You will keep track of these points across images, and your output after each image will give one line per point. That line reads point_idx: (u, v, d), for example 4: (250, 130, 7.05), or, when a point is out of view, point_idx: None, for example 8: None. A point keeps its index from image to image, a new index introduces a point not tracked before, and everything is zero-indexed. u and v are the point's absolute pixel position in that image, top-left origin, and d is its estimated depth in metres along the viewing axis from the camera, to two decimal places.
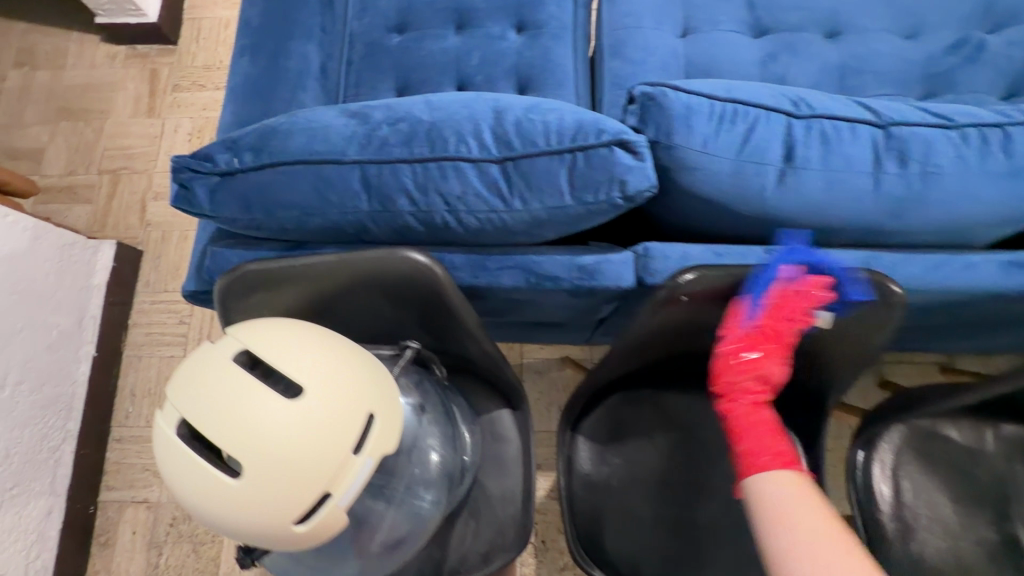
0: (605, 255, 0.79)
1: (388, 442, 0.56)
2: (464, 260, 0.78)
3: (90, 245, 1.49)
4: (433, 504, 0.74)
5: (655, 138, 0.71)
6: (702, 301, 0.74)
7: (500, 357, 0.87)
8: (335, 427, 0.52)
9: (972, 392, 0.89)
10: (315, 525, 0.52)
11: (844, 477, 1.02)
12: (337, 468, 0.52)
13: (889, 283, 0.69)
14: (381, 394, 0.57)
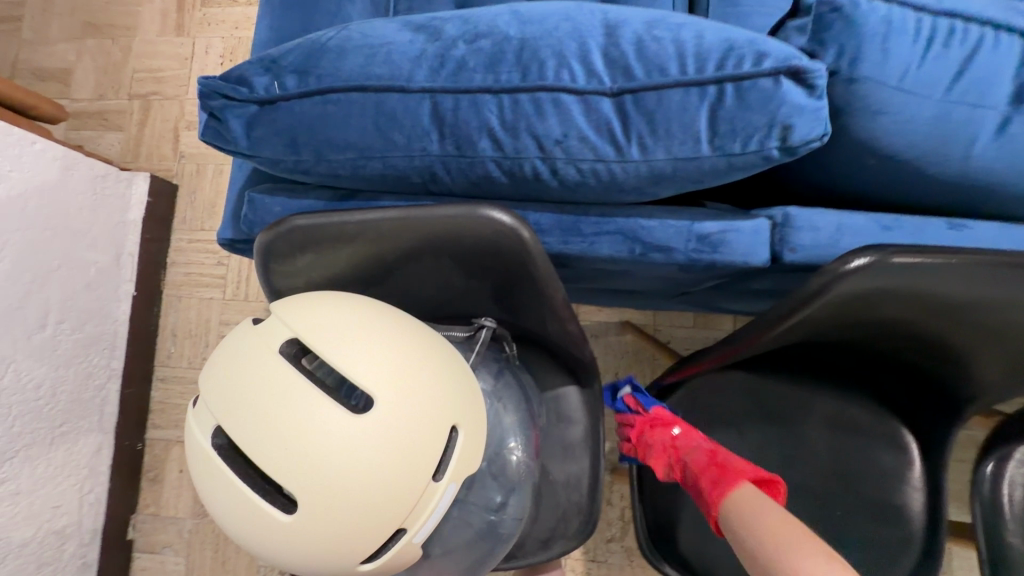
0: (732, 221, 0.62)
1: (475, 458, 0.44)
2: (553, 221, 0.63)
3: (123, 177, 1.39)
4: (517, 518, 0.59)
5: (834, 66, 0.52)
6: (870, 293, 0.57)
7: (580, 335, 0.75)
8: (412, 449, 0.40)
9: None
10: (383, 564, 0.41)
11: (968, 493, 0.89)
12: (411, 500, 0.40)
13: None
14: (469, 396, 0.45)
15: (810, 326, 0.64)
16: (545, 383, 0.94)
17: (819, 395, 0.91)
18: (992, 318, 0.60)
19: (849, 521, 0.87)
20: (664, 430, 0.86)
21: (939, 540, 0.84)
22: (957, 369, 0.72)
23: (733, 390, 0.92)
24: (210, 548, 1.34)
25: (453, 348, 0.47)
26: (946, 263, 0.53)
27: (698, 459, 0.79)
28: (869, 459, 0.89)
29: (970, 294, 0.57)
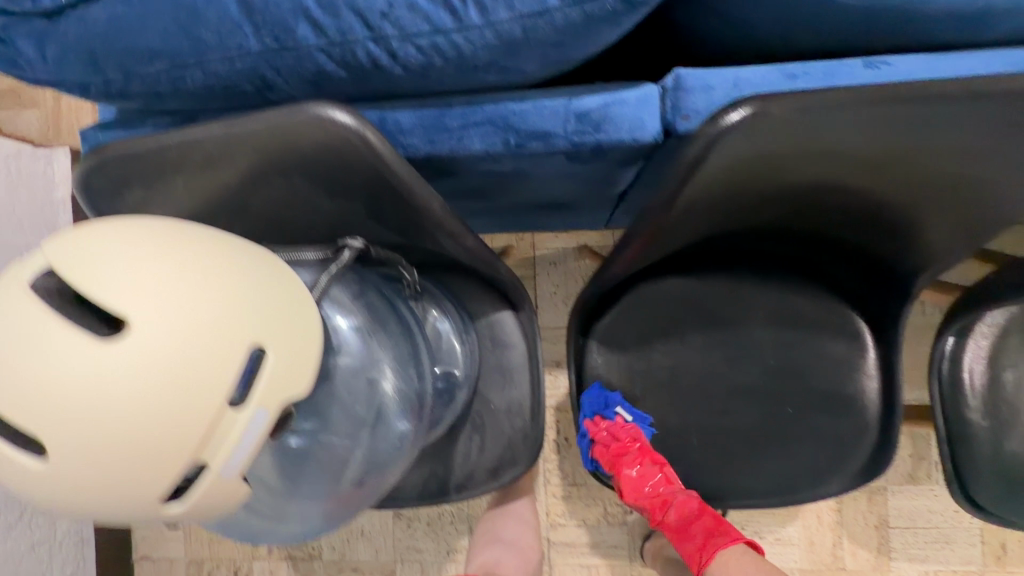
0: (615, 93, 0.53)
1: (294, 378, 0.39)
2: (414, 120, 0.55)
3: (39, 153, 1.19)
4: (398, 443, 0.57)
5: None
6: (766, 154, 0.48)
7: (487, 252, 0.69)
8: (191, 373, 0.34)
9: None
10: (195, 504, 0.36)
11: (926, 370, 0.83)
12: (203, 430, 0.35)
13: None
14: (281, 311, 0.39)
15: (715, 207, 0.57)
16: (477, 312, 0.89)
17: (764, 290, 0.86)
18: (911, 169, 0.52)
19: (799, 416, 0.85)
20: (647, 460, 0.86)
21: (893, 426, 0.81)
22: (893, 241, 0.65)
23: (671, 296, 0.88)
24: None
25: (266, 259, 0.41)
26: (840, 103, 0.44)
27: (687, 512, 0.83)
28: (814, 350, 0.85)
29: (884, 145, 0.48)
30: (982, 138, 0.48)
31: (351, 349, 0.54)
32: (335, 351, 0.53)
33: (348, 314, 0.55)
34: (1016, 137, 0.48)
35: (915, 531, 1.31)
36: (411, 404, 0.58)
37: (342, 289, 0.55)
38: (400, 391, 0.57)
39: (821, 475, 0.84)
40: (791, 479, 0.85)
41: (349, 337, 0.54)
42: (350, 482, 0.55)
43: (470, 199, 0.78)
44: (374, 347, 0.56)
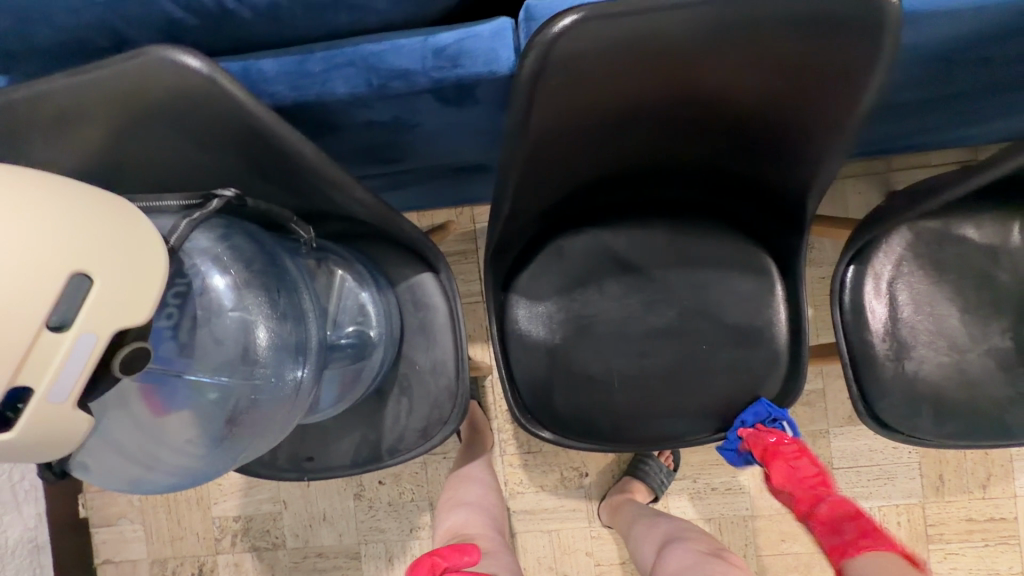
0: (469, 28, 0.55)
1: (124, 308, 0.41)
2: (277, 68, 0.55)
3: None
4: (278, 384, 0.58)
5: None
6: (606, 68, 0.50)
7: (386, 208, 0.69)
8: (3, 297, 0.36)
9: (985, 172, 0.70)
10: (27, 431, 0.38)
11: (830, 297, 0.85)
12: (22, 353, 0.37)
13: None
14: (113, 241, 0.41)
15: (580, 133, 0.59)
16: (397, 276, 0.90)
17: (674, 234, 0.88)
18: (754, 84, 0.54)
19: (715, 353, 0.87)
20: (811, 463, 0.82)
21: (799, 356, 0.83)
22: (771, 167, 0.66)
23: (585, 248, 0.89)
24: (163, 510, 1.35)
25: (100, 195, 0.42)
26: (660, 9, 0.46)
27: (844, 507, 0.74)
28: (724, 288, 0.88)
29: (716, 55, 0.50)
30: (810, 45, 0.50)
31: (228, 306, 0.56)
32: (207, 307, 0.55)
33: (217, 264, 0.56)
34: (842, 41, 0.49)
35: (858, 470, 1.36)
36: (291, 349, 0.59)
37: (207, 241, 0.56)
38: (277, 337, 0.58)
39: (741, 408, 0.87)
40: (713, 414, 0.87)
41: (215, 286, 0.56)
42: (231, 421, 0.58)
43: (373, 159, 0.78)
44: (245, 295, 0.57)
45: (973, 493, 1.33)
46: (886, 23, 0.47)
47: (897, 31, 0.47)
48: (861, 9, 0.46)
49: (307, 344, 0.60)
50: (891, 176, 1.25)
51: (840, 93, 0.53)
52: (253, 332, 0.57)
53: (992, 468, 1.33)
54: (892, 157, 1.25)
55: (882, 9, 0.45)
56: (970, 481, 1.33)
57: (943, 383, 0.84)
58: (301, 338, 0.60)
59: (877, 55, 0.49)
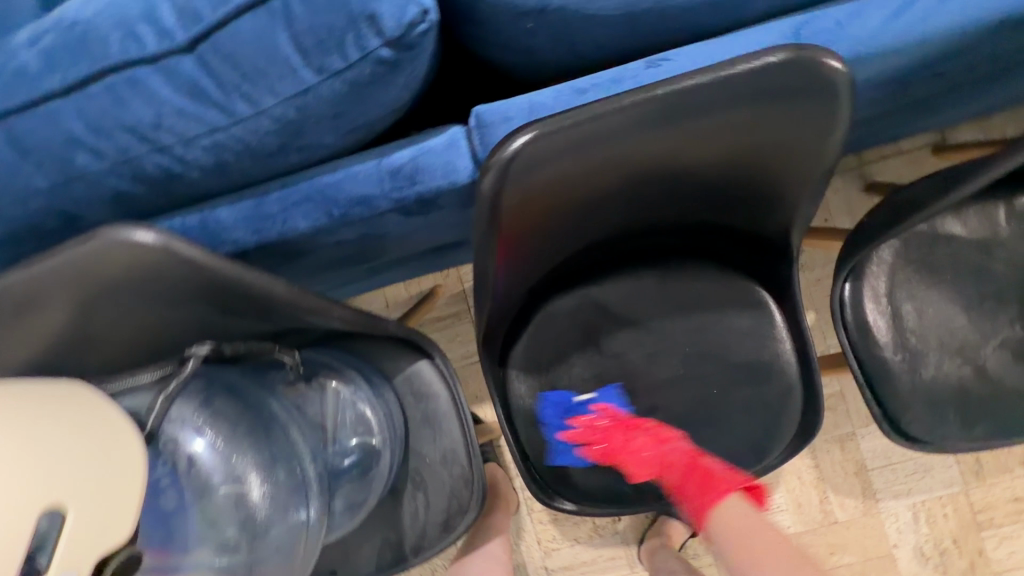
0: (422, 143, 0.54)
1: (108, 517, 0.40)
2: (236, 216, 0.54)
3: None
4: (283, 536, 0.56)
5: None
6: (568, 170, 0.49)
7: (366, 317, 0.67)
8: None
9: (972, 180, 0.71)
10: None
11: (831, 318, 0.84)
12: None
13: (825, 59, 0.45)
14: (66, 454, 0.40)
15: (552, 226, 0.58)
16: (392, 371, 0.88)
17: (665, 279, 0.87)
18: (716, 156, 0.54)
19: (726, 392, 0.85)
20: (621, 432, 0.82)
21: (814, 383, 0.81)
22: (747, 215, 0.66)
23: (578, 309, 0.87)
24: None
25: (21, 415, 0.40)
26: (608, 112, 0.45)
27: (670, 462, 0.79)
28: (724, 326, 0.86)
29: (675, 138, 0.50)
30: (765, 117, 0.49)
31: (214, 473, 0.54)
32: (191, 480, 0.52)
33: (195, 431, 0.54)
34: (797, 105, 0.48)
35: (893, 468, 1.32)
36: (289, 495, 0.57)
37: (182, 410, 0.54)
38: (273, 488, 0.56)
39: (763, 445, 0.85)
40: (736, 456, 0.85)
41: (198, 455, 0.53)
42: None
43: (350, 264, 0.77)
44: (231, 455, 0.55)
45: (1013, 471, 1.30)
46: (837, 88, 0.47)
47: (849, 92, 0.47)
48: (808, 80, 0.46)
49: (304, 483, 0.59)
50: (867, 170, 1.24)
51: (806, 148, 0.53)
52: (247, 491, 0.54)
53: None
54: (864, 151, 1.25)
55: (831, 77, 0.45)
56: (1007, 460, 1.31)
57: (961, 385, 0.82)
58: (298, 480, 0.59)
59: (835, 115, 0.49)
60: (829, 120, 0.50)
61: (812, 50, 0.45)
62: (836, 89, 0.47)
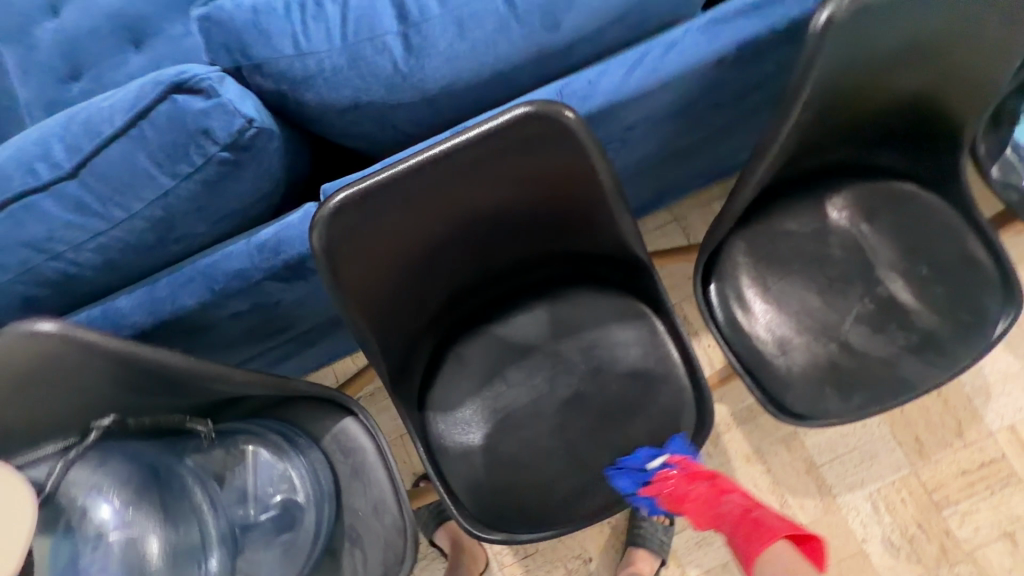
0: (283, 220, 0.65)
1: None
2: (130, 303, 0.64)
3: None
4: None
5: (240, 64, 0.60)
6: (388, 219, 0.64)
7: (268, 379, 0.75)
8: None
9: (750, 188, 0.81)
10: None
11: (702, 318, 0.93)
12: None
13: (558, 111, 0.61)
14: None
15: (404, 271, 0.71)
16: (320, 432, 0.93)
17: (554, 308, 0.97)
18: (515, 193, 0.68)
19: (627, 399, 0.92)
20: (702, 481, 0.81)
21: (699, 379, 0.89)
22: (579, 236, 0.79)
23: (480, 348, 0.96)
24: None
25: None
26: (402, 170, 0.61)
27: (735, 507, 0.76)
28: (612, 341, 0.95)
29: (469, 184, 0.65)
30: (534, 158, 0.64)
31: (113, 530, 0.60)
32: (91, 537, 0.59)
33: (94, 488, 0.60)
34: (553, 146, 0.63)
35: (841, 461, 1.36)
36: (190, 548, 0.63)
37: (79, 472, 0.60)
38: (172, 542, 0.62)
39: (672, 444, 0.90)
40: (646, 457, 0.91)
41: (97, 512, 0.60)
42: None
43: (262, 338, 0.86)
44: (130, 512, 0.61)
45: (955, 445, 1.34)
46: (575, 131, 0.62)
47: (587, 134, 0.63)
48: (552, 128, 0.62)
49: (203, 540, 0.65)
50: None
51: (581, 177, 0.67)
52: (146, 545, 0.61)
53: (958, 415, 1.35)
54: None
55: (563, 121, 0.60)
56: (945, 434, 1.35)
57: (830, 360, 0.90)
58: (198, 536, 0.65)
59: (584, 148, 0.63)
60: (583, 154, 0.64)
61: (549, 107, 0.61)
62: (573, 132, 0.62)
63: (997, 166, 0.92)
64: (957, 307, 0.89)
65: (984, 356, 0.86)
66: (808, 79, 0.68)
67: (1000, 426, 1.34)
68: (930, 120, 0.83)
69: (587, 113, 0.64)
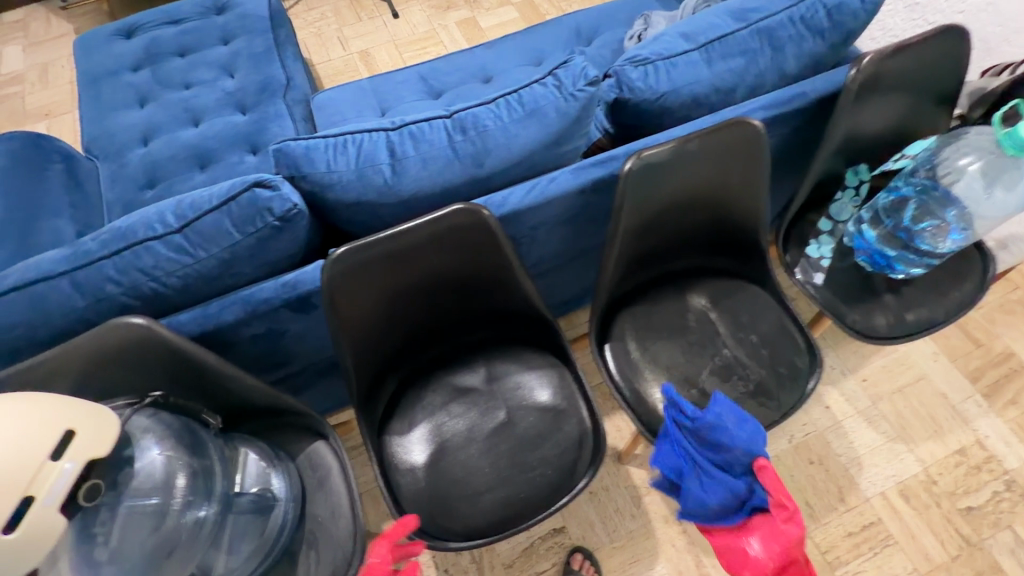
0: (301, 270, 1.00)
1: (97, 438, 0.73)
2: (189, 316, 0.95)
3: None
4: (191, 521, 0.89)
5: (290, 174, 0.99)
6: (370, 269, 0.98)
7: (268, 388, 1.02)
8: (31, 440, 0.66)
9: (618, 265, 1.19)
10: (28, 528, 0.65)
11: (598, 368, 1.24)
12: (34, 471, 0.65)
13: (480, 208, 1.00)
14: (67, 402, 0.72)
15: (376, 308, 1.04)
16: (296, 450, 1.13)
17: (490, 357, 1.27)
18: (454, 258, 1.05)
19: (542, 428, 1.20)
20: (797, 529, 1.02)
21: (593, 412, 1.19)
22: (499, 293, 1.15)
23: (429, 386, 1.24)
24: None
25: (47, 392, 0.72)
26: (381, 238, 0.96)
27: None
28: (532, 384, 1.24)
29: (424, 251, 1.01)
30: (465, 235, 1.02)
31: (158, 469, 0.86)
32: (145, 471, 0.85)
33: (151, 436, 0.88)
34: (477, 228, 1.01)
35: None
36: (198, 492, 0.90)
37: (142, 420, 0.88)
38: (192, 485, 0.89)
39: (575, 463, 1.16)
40: (554, 475, 1.15)
41: (151, 454, 0.87)
42: (155, 554, 0.85)
43: (263, 366, 1.14)
44: (171, 458, 0.88)
45: (839, 509, 1.55)
46: (490, 219, 1.01)
47: (497, 223, 1.02)
48: (476, 218, 1.00)
49: (211, 493, 0.92)
50: None
51: (495, 250, 1.05)
52: (176, 483, 0.87)
53: (839, 481, 1.58)
54: None
55: (482, 214, 0.99)
56: (830, 499, 1.56)
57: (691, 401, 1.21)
58: (206, 487, 0.92)
59: (495, 231, 1.02)
60: (496, 235, 1.03)
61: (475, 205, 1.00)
62: (490, 221, 1.01)
63: (800, 269, 1.36)
64: (778, 365, 1.23)
65: (803, 401, 1.19)
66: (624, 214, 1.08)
67: (874, 492, 1.56)
68: (722, 231, 1.26)
69: (511, 208, 1.06)
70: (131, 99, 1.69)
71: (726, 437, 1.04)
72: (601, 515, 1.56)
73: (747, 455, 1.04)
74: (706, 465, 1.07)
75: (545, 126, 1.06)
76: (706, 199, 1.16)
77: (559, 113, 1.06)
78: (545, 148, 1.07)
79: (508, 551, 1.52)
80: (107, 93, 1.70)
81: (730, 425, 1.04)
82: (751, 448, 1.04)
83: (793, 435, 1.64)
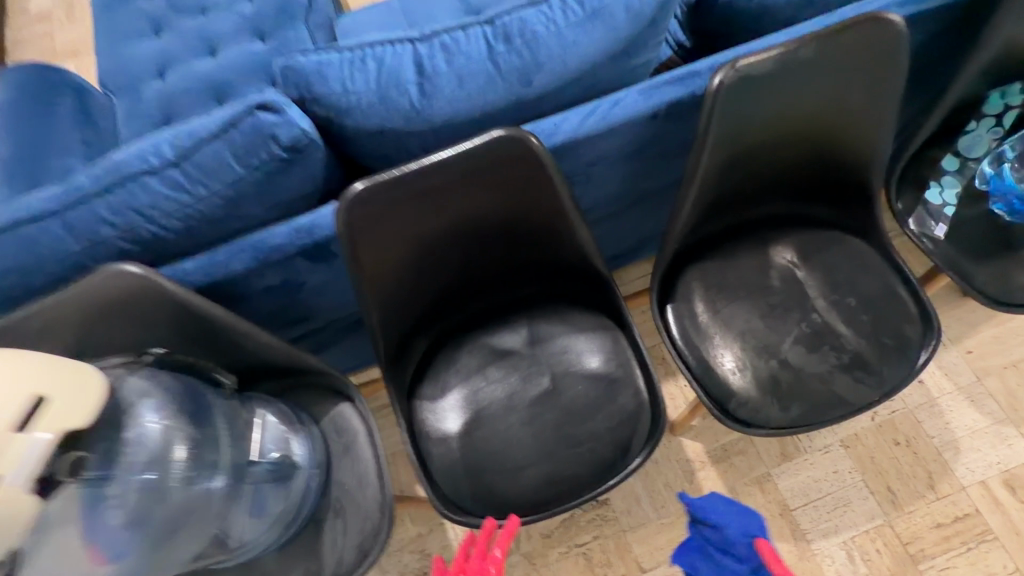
0: (317, 212, 0.85)
1: (71, 407, 0.66)
2: (194, 264, 0.83)
3: None
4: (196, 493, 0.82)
5: (301, 96, 0.82)
6: (396, 208, 0.83)
7: (285, 345, 0.91)
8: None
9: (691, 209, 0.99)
10: None
11: (659, 333, 1.06)
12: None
13: (528, 136, 0.82)
14: (44, 367, 0.67)
15: (405, 257, 0.90)
16: (320, 412, 1.04)
17: (533, 317, 1.12)
18: (496, 199, 0.88)
19: (592, 397, 1.05)
20: None
21: (652, 383, 1.03)
22: (546, 244, 0.99)
23: (465, 347, 1.11)
24: None
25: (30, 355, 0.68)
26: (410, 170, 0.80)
27: None
28: (582, 348, 1.08)
29: (460, 189, 0.85)
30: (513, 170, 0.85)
31: (155, 441, 0.78)
32: (141, 443, 0.77)
33: (148, 402, 0.80)
34: (523, 161, 0.84)
35: (814, 505, 1.38)
36: (202, 464, 0.83)
37: (138, 382, 0.80)
38: (195, 457, 0.82)
39: (630, 439, 1.01)
40: (606, 450, 1.01)
41: (146, 424, 0.78)
42: (157, 528, 0.79)
43: (283, 322, 1.03)
44: (169, 428, 0.80)
45: (927, 497, 1.35)
46: (540, 150, 0.83)
47: (548, 155, 0.84)
48: (524, 148, 0.83)
49: (217, 465, 0.85)
50: None
51: (544, 189, 0.88)
52: (176, 456, 0.80)
53: (929, 466, 1.38)
54: None
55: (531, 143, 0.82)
56: (917, 486, 1.37)
57: (771, 374, 1.02)
58: (211, 459, 0.85)
59: (546, 164, 0.84)
60: (546, 169, 0.85)
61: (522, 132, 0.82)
62: (540, 152, 0.83)
63: (914, 218, 1.11)
64: (881, 333, 1.02)
65: (912, 377, 0.98)
66: (707, 146, 0.89)
67: (971, 481, 1.36)
68: (821, 169, 1.03)
69: (564, 138, 0.87)
70: (143, 28, 1.55)
71: (722, 522, 1.04)
72: (649, 490, 1.43)
73: (745, 534, 1.02)
74: (716, 553, 1.05)
75: (608, 32, 0.85)
76: (808, 130, 0.95)
77: (628, 16, 0.84)
78: (607, 62, 0.87)
79: (547, 521, 1.42)
80: (119, 22, 1.56)
81: (722, 511, 1.05)
82: (746, 528, 1.03)
83: (876, 412, 1.43)
